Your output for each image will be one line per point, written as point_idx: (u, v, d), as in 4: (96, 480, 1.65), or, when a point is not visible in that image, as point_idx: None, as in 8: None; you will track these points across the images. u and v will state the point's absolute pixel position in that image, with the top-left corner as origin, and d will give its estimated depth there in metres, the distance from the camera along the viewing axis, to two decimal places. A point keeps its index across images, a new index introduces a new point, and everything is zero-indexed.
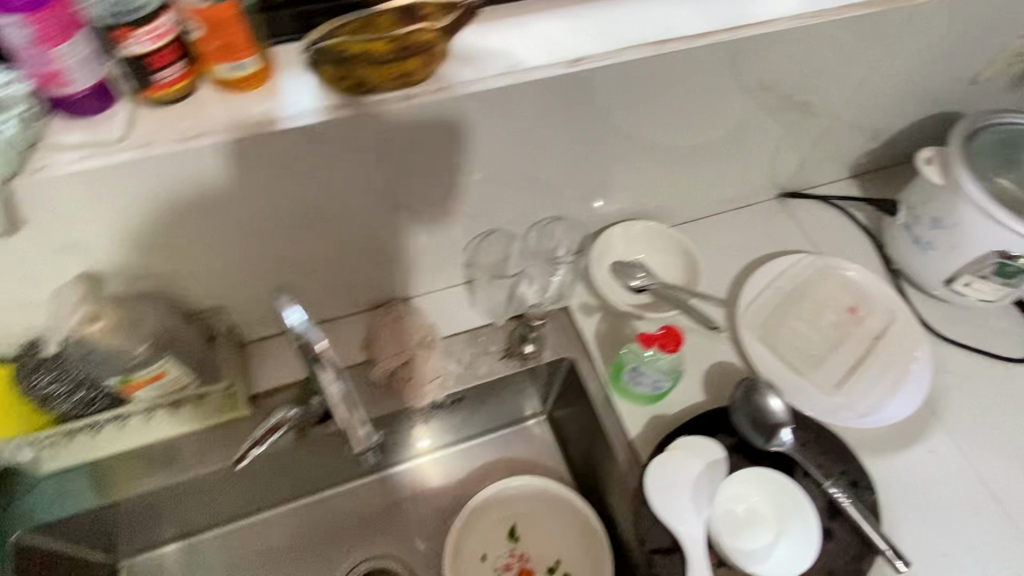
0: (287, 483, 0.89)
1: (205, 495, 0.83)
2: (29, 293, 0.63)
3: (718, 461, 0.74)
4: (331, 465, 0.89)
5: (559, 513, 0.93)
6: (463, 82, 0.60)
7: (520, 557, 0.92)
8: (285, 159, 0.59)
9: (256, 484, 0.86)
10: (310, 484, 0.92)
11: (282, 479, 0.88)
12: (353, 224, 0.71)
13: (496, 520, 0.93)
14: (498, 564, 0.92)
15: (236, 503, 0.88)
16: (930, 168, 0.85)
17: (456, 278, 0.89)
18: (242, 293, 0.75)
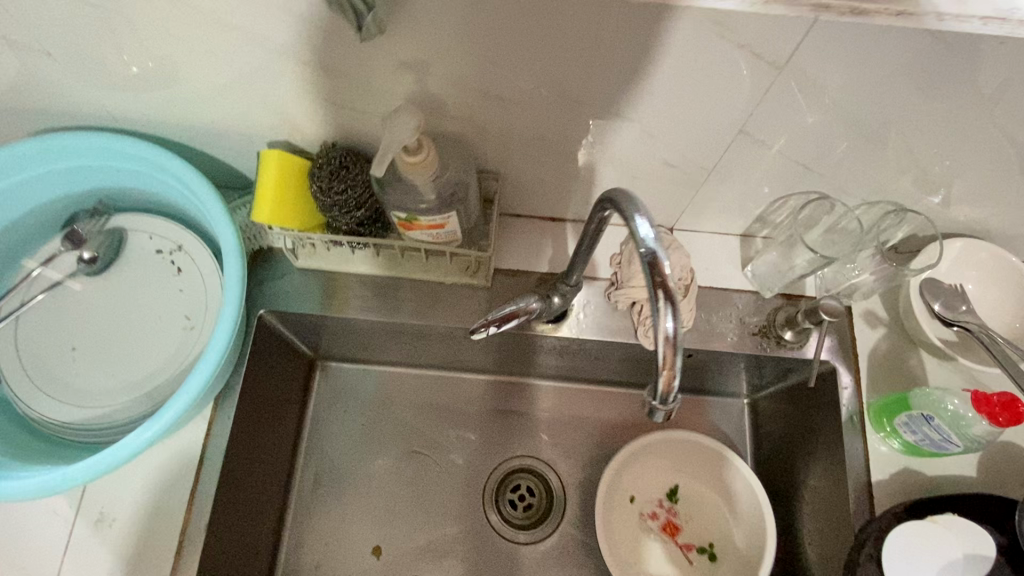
0: (470, 355, 0.91)
1: (407, 339, 0.88)
2: (348, 97, 0.60)
3: (973, 535, 0.63)
4: (518, 352, 0.89)
5: (731, 485, 0.84)
6: (941, 16, 0.44)
7: (668, 511, 0.86)
8: (675, 42, 0.49)
9: (445, 349, 0.90)
10: (490, 361, 0.92)
11: (467, 351, 0.90)
12: (683, 139, 0.61)
13: (661, 469, 0.87)
14: (644, 511, 0.86)
15: (427, 354, 0.92)
16: None
17: (734, 227, 0.78)
18: (526, 168, 0.69)
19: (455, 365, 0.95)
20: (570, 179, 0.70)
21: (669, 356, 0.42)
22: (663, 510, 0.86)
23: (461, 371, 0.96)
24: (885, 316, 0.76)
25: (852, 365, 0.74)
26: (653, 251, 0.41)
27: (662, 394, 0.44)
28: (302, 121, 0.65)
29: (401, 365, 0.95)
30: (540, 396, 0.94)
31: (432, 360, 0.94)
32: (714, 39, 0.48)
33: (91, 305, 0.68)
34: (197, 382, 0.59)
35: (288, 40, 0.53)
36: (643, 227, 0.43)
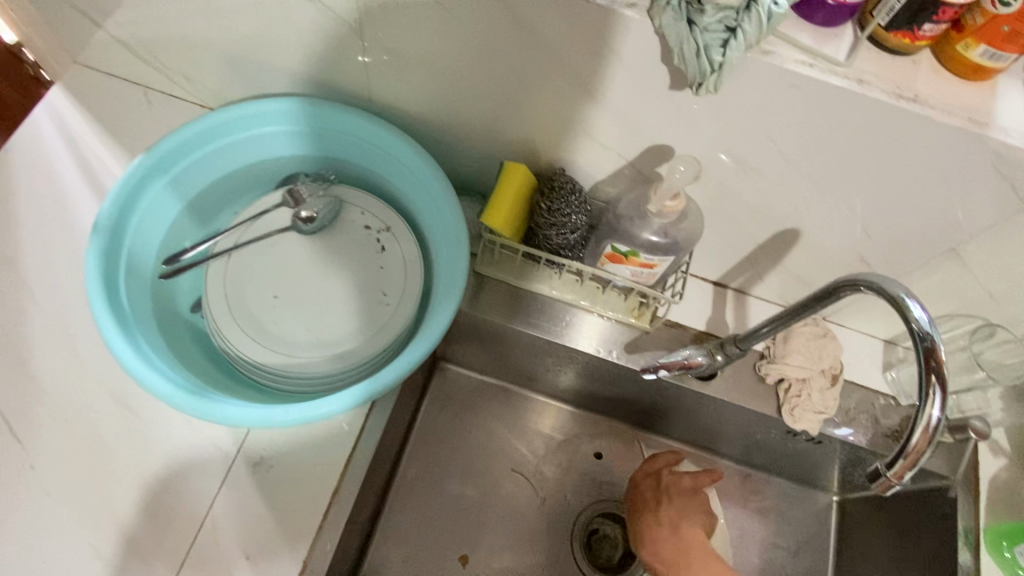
0: (574, 387, 0.92)
1: (522, 357, 0.89)
2: (605, 134, 0.65)
3: None
4: (626, 399, 0.90)
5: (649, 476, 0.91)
6: None
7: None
8: (948, 160, 0.54)
9: (555, 377, 0.91)
10: (589, 398, 0.93)
11: (575, 383, 0.91)
12: (891, 241, 0.66)
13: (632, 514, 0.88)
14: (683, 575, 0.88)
15: (529, 374, 0.93)
16: None
17: (882, 331, 0.82)
18: (722, 232, 0.74)
19: (553, 393, 0.96)
20: (757, 251, 0.75)
21: (921, 442, 0.47)
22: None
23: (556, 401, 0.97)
24: (1010, 449, 0.79)
25: (976, 487, 0.77)
26: (930, 335, 0.46)
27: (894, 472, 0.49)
28: (541, 143, 0.71)
29: (503, 379, 0.97)
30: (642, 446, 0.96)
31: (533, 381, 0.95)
32: (985, 164, 0.53)
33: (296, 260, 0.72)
34: (415, 354, 0.63)
35: (589, 72, 0.58)
36: (919, 308, 0.47)
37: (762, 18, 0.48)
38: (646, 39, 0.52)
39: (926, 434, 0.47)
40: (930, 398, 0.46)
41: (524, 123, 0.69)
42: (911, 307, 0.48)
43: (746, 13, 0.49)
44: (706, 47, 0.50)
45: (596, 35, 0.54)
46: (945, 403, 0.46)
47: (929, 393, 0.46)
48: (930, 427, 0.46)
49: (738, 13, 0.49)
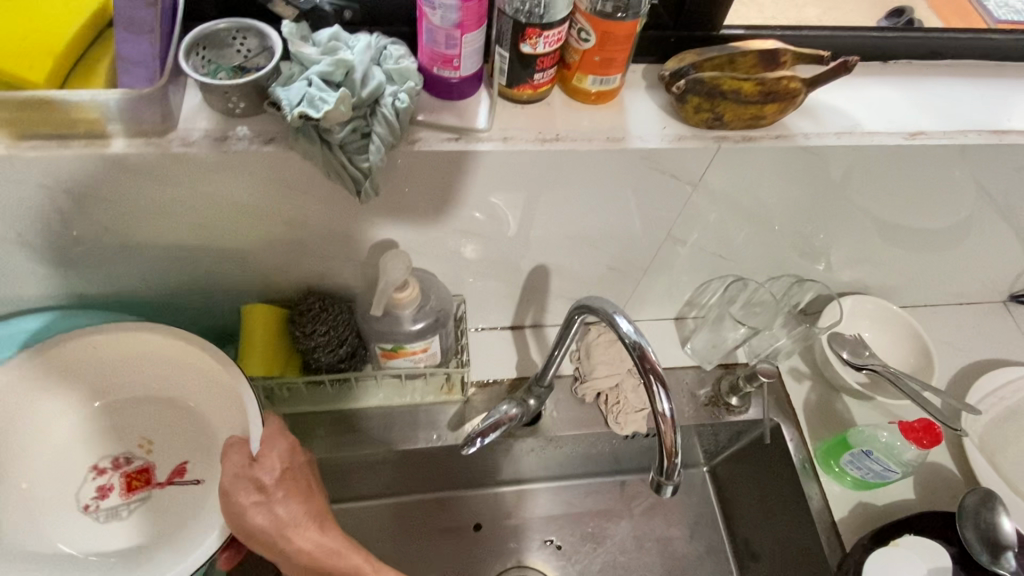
0: (427, 476, 0.89)
1: (361, 472, 0.84)
2: (327, 249, 0.65)
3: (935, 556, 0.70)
4: (479, 466, 0.88)
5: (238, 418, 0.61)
6: (805, 134, 0.59)
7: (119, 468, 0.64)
8: (615, 173, 0.59)
9: (404, 475, 0.87)
10: (448, 479, 0.91)
11: (426, 473, 0.88)
12: (622, 244, 0.71)
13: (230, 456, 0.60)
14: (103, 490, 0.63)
15: (378, 483, 0.88)
16: None
17: (668, 312, 0.88)
18: (486, 287, 0.77)
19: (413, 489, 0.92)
20: (525, 291, 0.78)
21: (670, 433, 0.51)
22: (115, 470, 0.64)
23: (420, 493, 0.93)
24: (808, 369, 0.88)
25: (795, 417, 0.83)
26: (637, 341, 0.51)
27: (666, 469, 0.52)
28: (277, 275, 0.69)
29: (357, 498, 0.91)
30: (519, 502, 0.94)
31: (387, 487, 0.90)
32: (643, 167, 0.58)
33: (42, 465, 0.63)
34: None
35: (273, 206, 0.58)
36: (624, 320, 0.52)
37: (388, 117, 0.50)
38: (301, 164, 0.53)
39: (668, 424, 0.50)
40: (657, 395, 0.50)
41: (245, 267, 0.66)
42: (618, 323, 0.52)
43: (373, 117, 0.50)
44: (348, 155, 0.51)
45: (255, 174, 0.54)
46: (669, 394, 0.51)
47: (654, 391, 0.50)
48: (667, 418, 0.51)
49: (367, 119, 0.51)
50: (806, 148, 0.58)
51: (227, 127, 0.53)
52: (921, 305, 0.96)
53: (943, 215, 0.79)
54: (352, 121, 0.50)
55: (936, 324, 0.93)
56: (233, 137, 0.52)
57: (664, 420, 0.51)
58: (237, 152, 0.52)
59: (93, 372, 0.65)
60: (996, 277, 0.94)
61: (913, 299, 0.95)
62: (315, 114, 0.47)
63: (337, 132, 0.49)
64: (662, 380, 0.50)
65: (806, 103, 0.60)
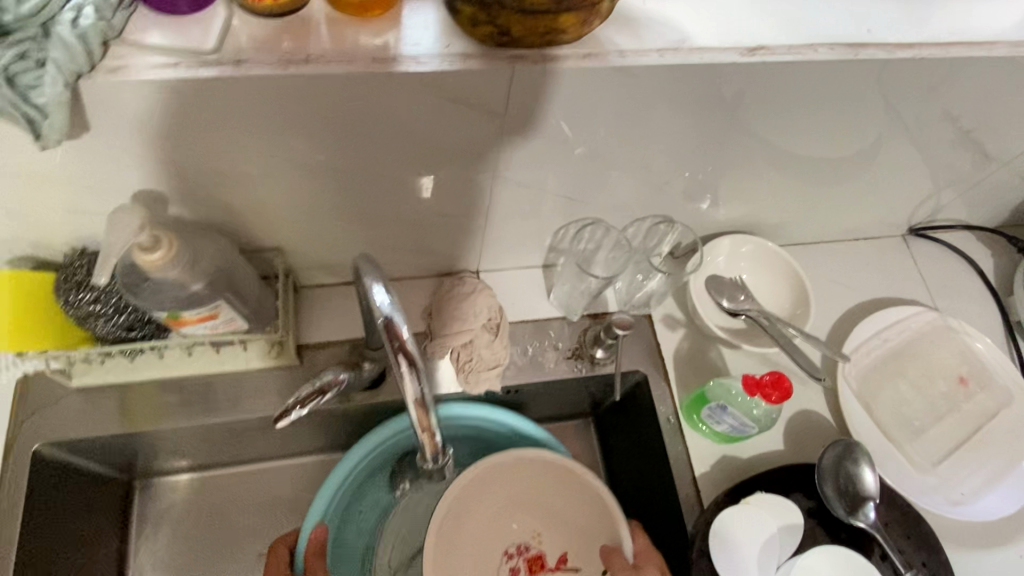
0: (279, 443, 0.82)
1: (204, 442, 0.77)
2: (80, 204, 0.55)
3: (793, 521, 0.66)
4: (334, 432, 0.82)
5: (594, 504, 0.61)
6: (621, 52, 0.49)
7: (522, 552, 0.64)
8: (397, 103, 0.49)
9: (253, 444, 0.80)
10: (305, 444, 0.84)
11: (278, 439, 0.81)
12: (448, 188, 0.62)
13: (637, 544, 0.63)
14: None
15: (227, 451, 0.81)
16: None
17: (534, 259, 0.80)
18: (310, 241, 0.67)
19: (272, 455, 0.85)
20: (361, 242, 0.69)
21: (423, 414, 0.44)
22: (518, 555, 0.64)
23: (282, 459, 0.86)
24: (682, 317, 0.81)
25: (662, 368, 0.78)
26: (388, 316, 0.41)
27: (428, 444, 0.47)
28: (39, 234, 0.59)
29: (212, 467, 0.84)
30: None
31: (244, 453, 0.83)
32: (428, 97, 0.49)
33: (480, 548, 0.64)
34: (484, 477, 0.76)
35: None
36: (377, 293, 0.42)
37: (65, 38, 0.41)
38: None
39: (421, 408, 0.43)
40: (405, 376, 0.42)
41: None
42: (371, 294, 0.42)
43: (46, 40, 0.41)
44: (16, 86, 0.41)
45: None
46: (420, 374, 0.43)
47: (402, 372, 0.42)
48: (420, 402, 0.42)
49: (39, 42, 0.42)
50: (619, 69, 0.49)
51: None
52: (814, 241, 0.89)
53: (823, 143, 0.71)
54: (18, 44, 0.41)
55: (825, 262, 0.87)
56: None
57: (417, 402, 0.44)
58: None
59: (486, 501, 0.63)
60: (893, 210, 0.87)
61: (804, 236, 0.88)
62: None
63: None
64: (412, 359, 0.41)
65: (626, 15, 0.51)
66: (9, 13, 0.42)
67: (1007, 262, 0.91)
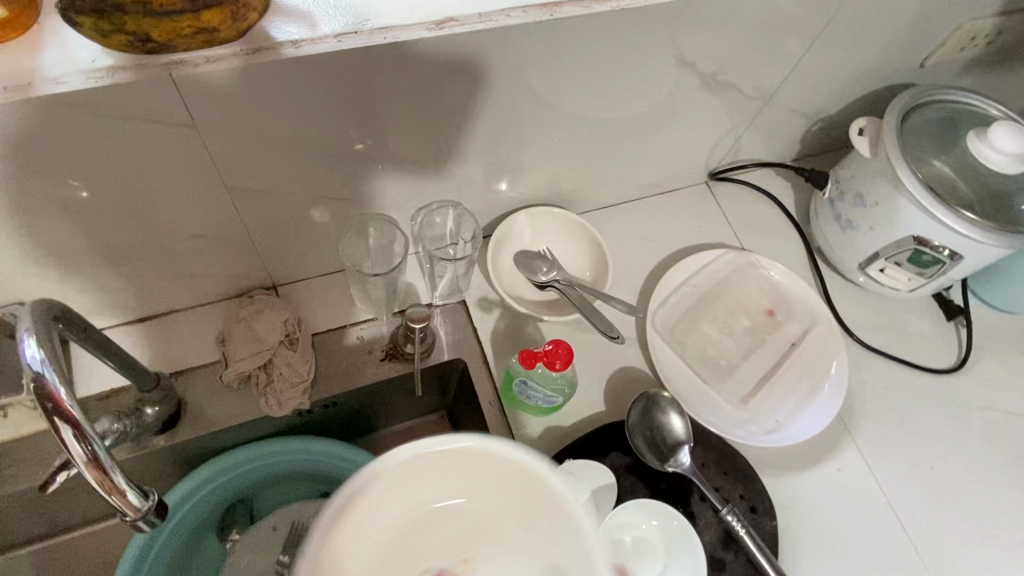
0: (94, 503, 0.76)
1: (1, 519, 0.70)
2: None
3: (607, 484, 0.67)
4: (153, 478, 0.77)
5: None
6: (293, 43, 0.47)
7: None
8: (59, 128, 0.46)
9: (63, 510, 0.74)
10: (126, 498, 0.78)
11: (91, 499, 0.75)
12: (184, 206, 0.59)
13: None
14: None
15: (36, 523, 0.74)
16: (862, 141, 0.77)
17: (334, 264, 0.78)
18: (58, 286, 0.62)
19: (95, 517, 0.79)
20: (121, 276, 0.65)
21: (105, 476, 0.41)
22: None
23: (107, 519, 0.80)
24: (496, 297, 0.80)
25: (479, 352, 0.77)
26: (38, 370, 0.39)
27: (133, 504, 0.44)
28: None
29: (30, 542, 0.77)
30: None
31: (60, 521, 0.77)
32: (92, 116, 0.46)
33: None
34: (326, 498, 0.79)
35: None
36: (26, 346, 0.40)
37: None
38: None
39: (95, 469, 0.40)
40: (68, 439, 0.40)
41: None
42: (21, 348, 0.40)
43: None
44: None
45: None
46: (86, 432, 0.40)
47: (62, 433, 0.40)
48: (88, 460, 0.40)
49: None
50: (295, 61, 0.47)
51: None
52: (623, 200, 0.90)
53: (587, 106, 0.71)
54: None
55: (634, 219, 0.89)
56: None
57: (93, 465, 0.41)
58: None
59: None
60: (690, 159, 0.88)
61: (612, 197, 0.89)
62: None
63: None
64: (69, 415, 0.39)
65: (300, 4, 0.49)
66: None
67: (808, 192, 0.95)
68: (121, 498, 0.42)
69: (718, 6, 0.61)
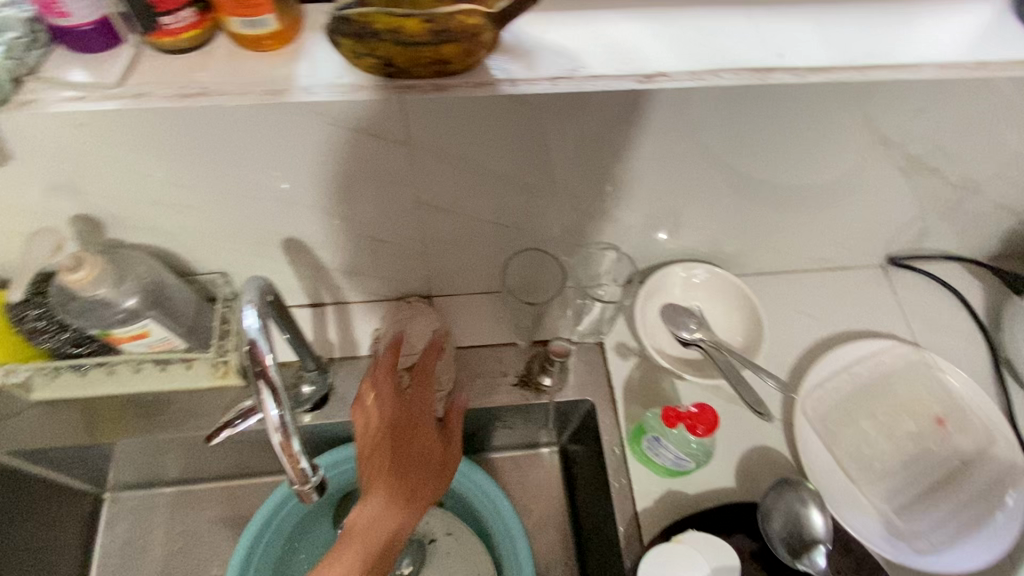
0: (235, 461, 0.83)
1: (163, 457, 0.79)
2: (23, 226, 0.59)
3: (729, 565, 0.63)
4: None
5: None
6: (511, 81, 0.50)
7: None
8: (297, 130, 0.51)
9: (210, 461, 0.82)
10: (260, 464, 0.85)
11: (234, 457, 0.82)
12: (374, 212, 0.64)
13: None
14: None
15: (187, 468, 0.82)
16: None
17: (485, 285, 0.81)
18: (254, 264, 0.70)
19: (232, 473, 0.86)
20: (305, 264, 0.71)
21: (286, 442, 0.46)
22: None
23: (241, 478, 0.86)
24: (636, 346, 0.79)
25: (610, 397, 0.76)
26: (253, 338, 0.44)
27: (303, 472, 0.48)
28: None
29: (177, 483, 0.85)
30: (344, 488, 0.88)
31: (205, 470, 0.84)
32: (325, 124, 0.51)
33: None
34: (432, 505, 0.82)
35: None
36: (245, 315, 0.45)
37: None
38: None
39: (280, 434, 0.45)
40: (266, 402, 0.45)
41: None
42: (242, 317, 0.45)
43: None
44: None
45: None
46: (279, 399, 0.45)
47: (262, 397, 0.45)
48: (276, 426, 0.45)
49: None
50: (511, 97, 0.50)
51: None
52: (784, 271, 0.86)
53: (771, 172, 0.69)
54: None
55: (793, 293, 0.84)
56: None
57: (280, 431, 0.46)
58: None
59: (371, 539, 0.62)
60: (867, 240, 0.83)
61: (772, 265, 0.85)
62: None
63: None
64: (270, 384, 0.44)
65: (522, 46, 0.52)
66: None
67: (999, 296, 0.85)
68: (296, 462, 0.47)
69: (943, 89, 0.58)
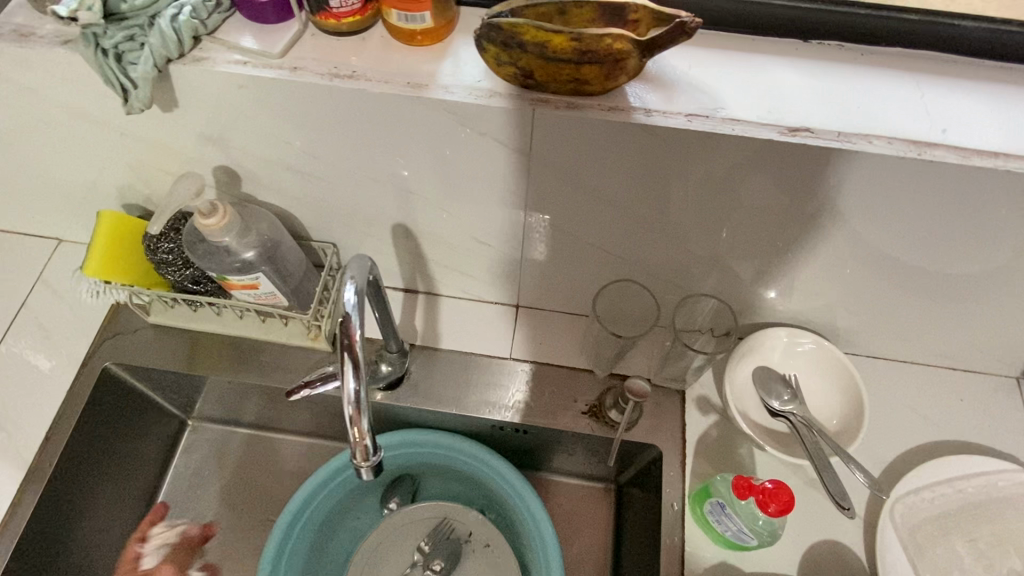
0: (306, 420, 0.87)
1: (245, 399, 0.84)
2: (174, 168, 0.65)
3: None
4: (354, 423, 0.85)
5: None
6: (646, 110, 0.50)
7: None
8: (429, 125, 0.53)
9: (285, 414, 0.86)
10: (328, 429, 0.88)
11: (305, 417, 0.86)
12: (482, 214, 0.65)
13: None
14: None
15: (263, 416, 0.87)
16: None
17: (575, 306, 0.80)
18: (363, 241, 0.73)
19: (302, 431, 0.90)
20: (409, 250, 0.74)
21: (356, 417, 0.46)
22: None
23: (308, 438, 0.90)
24: (718, 402, 0.75)
25: (679, 450, 0.73)
26: (347, 312, 0.46)
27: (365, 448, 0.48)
28: (147, 190, 0.70)
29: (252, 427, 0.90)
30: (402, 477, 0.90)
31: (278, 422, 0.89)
32: (455, 123, 0.52)
33: None
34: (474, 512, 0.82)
35: (100, 112, 0.58)
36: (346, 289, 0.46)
37: (161, 30, 0.49)
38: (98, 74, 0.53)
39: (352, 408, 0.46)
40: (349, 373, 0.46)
41: (110, 175, 0.69)
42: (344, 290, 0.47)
43: (149, 29, 0.50)
44: (120, 61, 0.50)
45: (66, 77, 0.55)
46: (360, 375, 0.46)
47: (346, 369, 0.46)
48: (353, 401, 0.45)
49: (143, 30, 0.50)
50: (643, 127, 0.49)
51: (36, 24, 0.53)
52: (898, 359, 0.79)
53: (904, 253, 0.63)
54: (129, 28, 0.50)
55: (903, 385, 0.77)
56: (37, 35, 0.53)
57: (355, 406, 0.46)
58: (36, 49, 0.53)
59: None
60: (1003, 347, 0.74)
61: (886, 351, 0.78)
62: (63, 13, 0.47)
63: (108, 36, 0.50)
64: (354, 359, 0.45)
65: (665, 77, 0.51)
66: (127, 4, 0.50)
67: None
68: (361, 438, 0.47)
69: None
